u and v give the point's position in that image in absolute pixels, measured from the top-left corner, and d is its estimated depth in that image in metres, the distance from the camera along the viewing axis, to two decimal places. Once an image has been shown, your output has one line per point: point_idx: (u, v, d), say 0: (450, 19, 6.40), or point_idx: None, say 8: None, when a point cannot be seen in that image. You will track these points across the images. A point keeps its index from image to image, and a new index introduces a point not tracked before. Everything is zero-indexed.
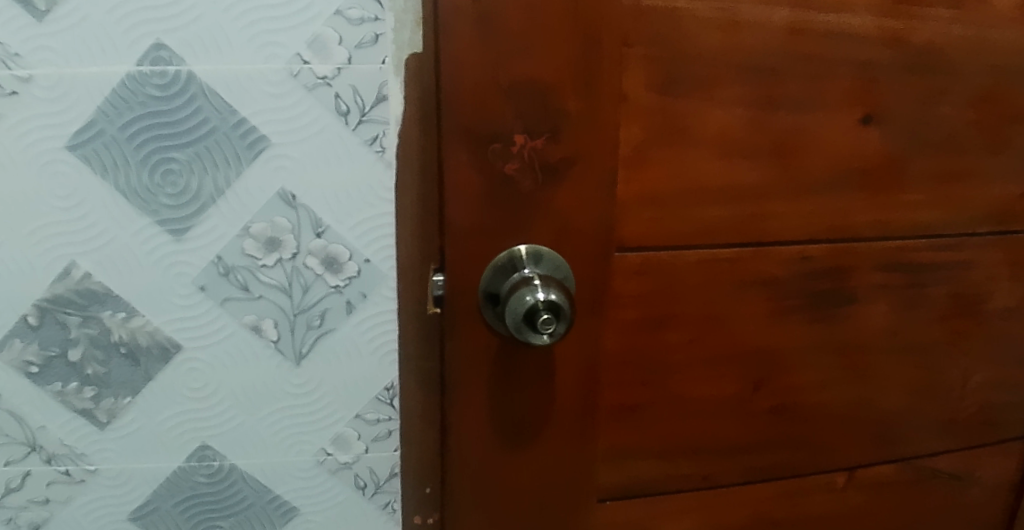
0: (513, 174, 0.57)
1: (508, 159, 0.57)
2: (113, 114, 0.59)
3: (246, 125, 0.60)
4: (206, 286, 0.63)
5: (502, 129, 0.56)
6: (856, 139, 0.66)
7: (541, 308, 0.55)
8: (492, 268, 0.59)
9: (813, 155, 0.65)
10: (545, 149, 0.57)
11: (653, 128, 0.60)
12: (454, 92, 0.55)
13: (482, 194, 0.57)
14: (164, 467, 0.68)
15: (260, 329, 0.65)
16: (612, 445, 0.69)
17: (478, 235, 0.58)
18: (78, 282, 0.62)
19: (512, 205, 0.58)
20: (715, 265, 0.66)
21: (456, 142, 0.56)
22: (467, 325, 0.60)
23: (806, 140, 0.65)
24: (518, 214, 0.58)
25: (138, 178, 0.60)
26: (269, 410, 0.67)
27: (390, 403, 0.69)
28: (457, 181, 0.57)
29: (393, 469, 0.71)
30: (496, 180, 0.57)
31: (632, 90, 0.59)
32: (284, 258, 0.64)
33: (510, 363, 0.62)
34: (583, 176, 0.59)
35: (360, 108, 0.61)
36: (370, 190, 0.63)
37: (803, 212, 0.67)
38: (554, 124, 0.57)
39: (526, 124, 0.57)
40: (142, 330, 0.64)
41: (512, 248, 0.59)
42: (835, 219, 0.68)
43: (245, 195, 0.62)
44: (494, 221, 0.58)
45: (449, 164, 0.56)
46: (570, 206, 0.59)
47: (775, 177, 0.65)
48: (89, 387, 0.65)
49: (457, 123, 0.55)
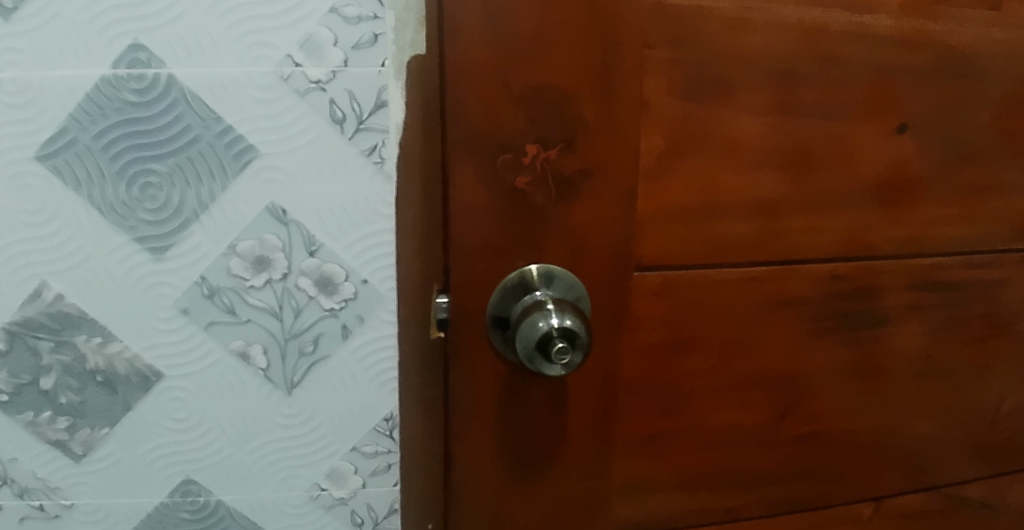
0: (525, 187, 0.52)
1: (518, 171, 0.51)
2: (87, 122, 0.54)
3: (232, 133, 0.55)
4: (188, 309, 0.58)
5: (512, 138, 0.50)
6: (898, 150, 0.60)
7: (555, 336, 0.49)
8: (501, 290, 0.53)
9: (847, 168, 0.59)
10: (559, 159, 0.52)
11: (672, 136, 0.54)
12: (461, 98, 0.49)
13: (489, 209, 0.52)
14: (145, 502, 0.63)
15: (248, 356, 0.60)
16: (628, 479, 0.62)
17: (485, 255, 0.52)
18: (51, 304, 0.57)
19: (523, 221, 0.52)
20: (743, 286, 0.60)
21: (461, 152, 0.50)
22: (474, 353, 0.54)
23: (841, 152, 0.59)
24: (529, 232, 0.53)
25: (114, 191, 0.55)
26: (258, 442, 0.62)
27: (390, 435, 0.64)
28: (462, 196, 0.51)
29: (393, 505, 0.66)
30: (504, 195, 0.51)
31: (650, 95, 0.53)
32: (274, 278, 0.58)
33: (521, 395, 0.56)
34: (600, 189, 0.53)
35: (357, 115, 0.56)
36: (368, 205, 0.58)
37: (833, 228, 0.61)
38: (569, 132, 0.51)
39: (539, 133, 0.51)
40: (120, 356, 0.58)
41: (524, 268, 0.53)
42: (871, 237, 0.62)
43: (232, 210, 0.56)
44: (502, 239, 0.52)
45: (454, 177, 0.51)
46: (584, 221, 0.54)
47: (804, 192, 0.59)
48: (63, 417, 0.59)
49: (463, 133, 0.50)
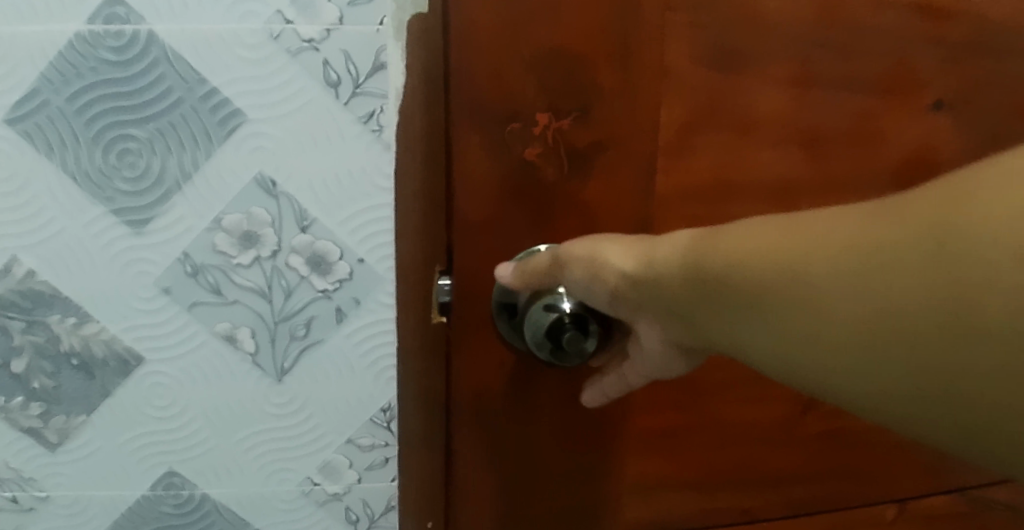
0: (534, 160, 0.42)
1: (528, 142, 0.42)
2: (59, 82, 0.49)
3: (217, 96, 0.50)
4: (171, 288, 0.54)
5: (523, 104, 0.41)
6: (931, 132, 0.45)
7: (567, 322, 0.42)
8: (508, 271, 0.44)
9: (863, 158, 0.45)
10: (573, 132, 0.42)
11: (686, 109, 0.43)
12: (465, 55, 0.40)
13: (498, 185, 0.42)
14: (126, 495, 0.59)
15: (235, 340, 0.56)
16: (640, 477, 0.51)
17: (490, 237, 0.43)
18: (22, 281, 0.52)
19: (532, 201, 0.43)
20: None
21: (459, 120, 0.41)
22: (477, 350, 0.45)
23: (862, 137, 0.45)
24: (540, 214, 0.43)
25: (90, 158, 0.50)
26: (246, 433, 0.58)
27: (388, 427, 0.60)
28: (465, 170, 0.42)
29: (389, 503, 0.63)
30: (512, 170, 0.42)
31: (651, 57, 0.41)
32: (263, 256, 0.54)
33: (529, 401, 0.47)
34: (618, 166, 0.43)
35: (353, 78, 0.51)
36: (365, 176, 0.53)
37: None
38: (584, 98, 0.41)
39: (550, 102, 0.41)
40: (97, 338, 0.54)
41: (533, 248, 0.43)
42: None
43: (217, 181, 0.52)
44: (509, 222, 0.43)
45: (456, 151, 0.41)
46: (601, 202, 0.44)
47: (812, 181, 0.46)
48: (36, 403, 0.55)
49: (461, 98, 0.40)
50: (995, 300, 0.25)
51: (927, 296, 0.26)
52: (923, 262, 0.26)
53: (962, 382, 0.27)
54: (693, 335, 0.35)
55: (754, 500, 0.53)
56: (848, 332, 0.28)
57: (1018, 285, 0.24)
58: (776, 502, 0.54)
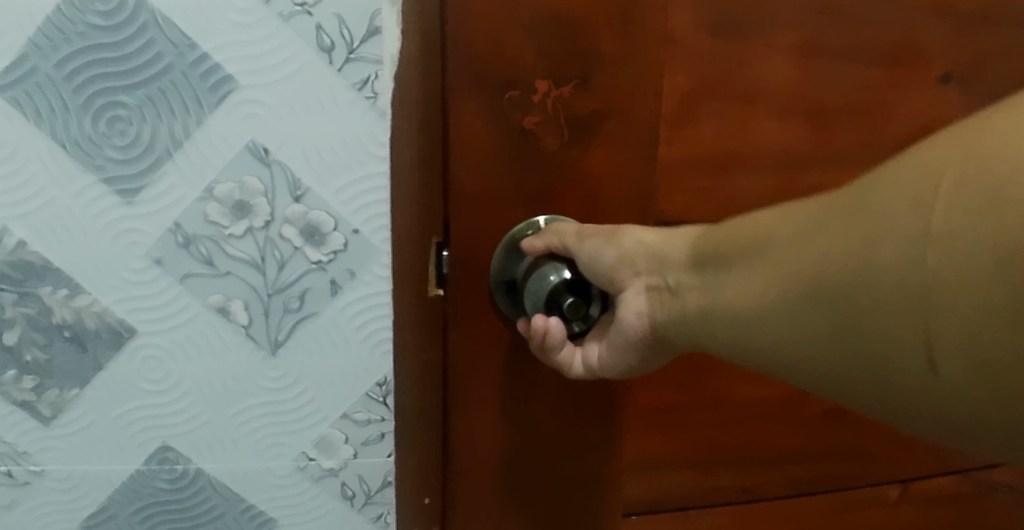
0: (532, 129, 0.38)
1: (527, 109, 0.38)
2: (47, 48, 0.47)
3: (208, 62, 0.49)
4: (162, 259, 0.53)
5: (522, 70, 0.37)
6: (931, 113, 0.44)
7: (567, 292, 0.38)
8: (507, 244, 0.40)
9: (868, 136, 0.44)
10: (574, 99, 0.38)
11: (692, 76, 0.40)
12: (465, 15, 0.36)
13: (496, 156, 0.38)
14: (121, 470, 0.58)
15: (228, 312, 0.55)
16: (641, 453, 0.48)
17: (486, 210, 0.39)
18: (13, 252, 0.51)
19: (528, 173, 0.39)
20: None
21: (453, 83, 0.37)
22: (474, 327, 0.42)
23: (865, 114, 0.43)
24: (538, 185, 0.39)
25: (79, 126, 0.49)
26: (241, 407, 0.57)
27: (384, 402, 0.59)
28: (458, 138, 0.38)
29: (386, 478, 0.62)
30: (508, 138, 0.38)
31: (663, 34, 0.38)
32: (255, 226, 0.53)
33: (529, 378, 0.43)
34: (623, 134, 0.39)
35: (347, 43, 0.50)
36: (359, 144, 0.52)
37: None
38: (585, 66, 0.37)
39: (550, 66, 0.37)
40: (89, 310, 0.53)
41: (530, 220, 0.40)
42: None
43: (208, 149, 0.51)
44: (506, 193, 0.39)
45: (450, 118, 0.37)
46: (603, 178, 0.40)
47: (811, 157, 0.43)
48: (30, 377, 0.54)
49: (457, 61, 0.36)
50: (888, 243, 0.22)
51: (840, 249, 0.24)
52: (835, 220, 0.24)
53: (870, 336, 0.23)
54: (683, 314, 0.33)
55: (760, 478, 0.51)
56: (768, 295, 0.27)
57: (904, 233, 0.22)
58: (783, 482, 0.52)
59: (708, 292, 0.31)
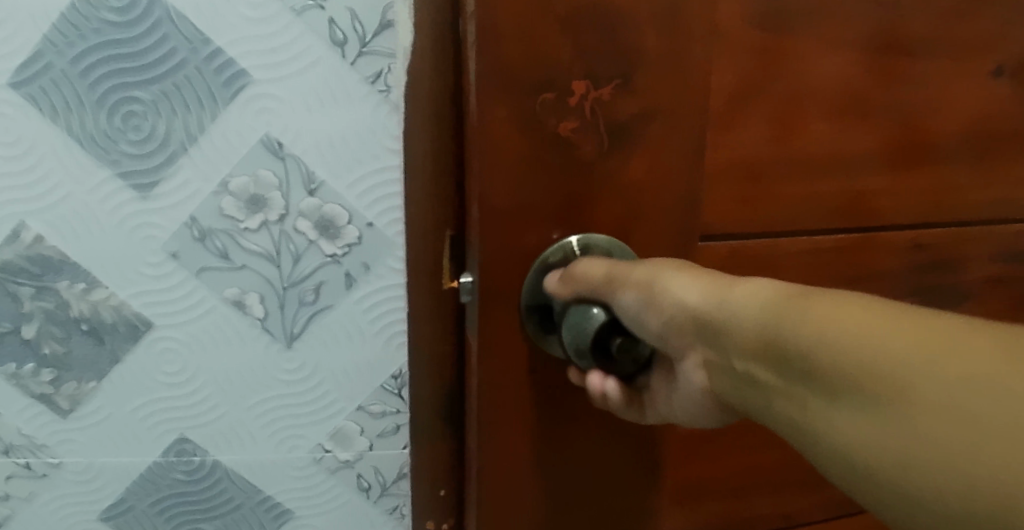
0: (568, 137, 0.34)
1: (563, 114, 0.34)
2: (62, 44, 0.48)
3: (222, 57, 0.49)
4: (178, 253, 0.53)
5: (554, 74, 0.33)
6: (926, 105, 0.40)
7: (613, 326, 0.33)
8: (539, 268, 0.36)
9: (854, 141, 0.39)
10: (615, 102, 0.35)
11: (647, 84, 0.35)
12: (494, 18, 0.32)
13: (527, 163, 0.34)
14: (138, 462, 0.59)
15: (244, 305, 0.55)
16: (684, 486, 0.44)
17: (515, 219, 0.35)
18: (30, 246, 0.51)
19: (565, 188, 0.35)
20: (794, 267, 0.41)
21: (481, 99, 0.33)
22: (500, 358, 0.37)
23: (857, 116, 0.39)
24: (570, 195, 0.35)
25: (95, 122, 0.49)
26: (257, 399, 0.58)
27: (399, 394, 0.60)
28: (490, 147, 0.34)
29: (402, 470, 0.62)
30: (542, 146, 0.34)
31: (708, 26, 0.35)
32: (270, 220, 0.53)
33: (566, 408, 0.38)
34: (658, 140, 0.36)
35: (359, 37, 0.50)
36: (373, 137, 0.52)
37: (824, 199, 0.40)
38: (623, 67, 0.34)
39: (587, 66, 0.33)
40: (107, 303, 0.54)
41: (563, 241, 0.36)
42: (874, 200, 0.41)
43: (223, 145, 0.51)
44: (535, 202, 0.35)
45: (478, 126, 0.33)
46: (643, 184, 0.36)
47: (799, 161, 0.39)
48: (48, 369, 0.55)
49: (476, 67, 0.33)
50: None
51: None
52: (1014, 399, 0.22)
53: None
54: (766, 422, 0.28)
55: (799, 504, 0.48)
56: (884, 449, 0.24)
57: None
58: (820, 505, 0.49)
59: (824, 433, 0.26)
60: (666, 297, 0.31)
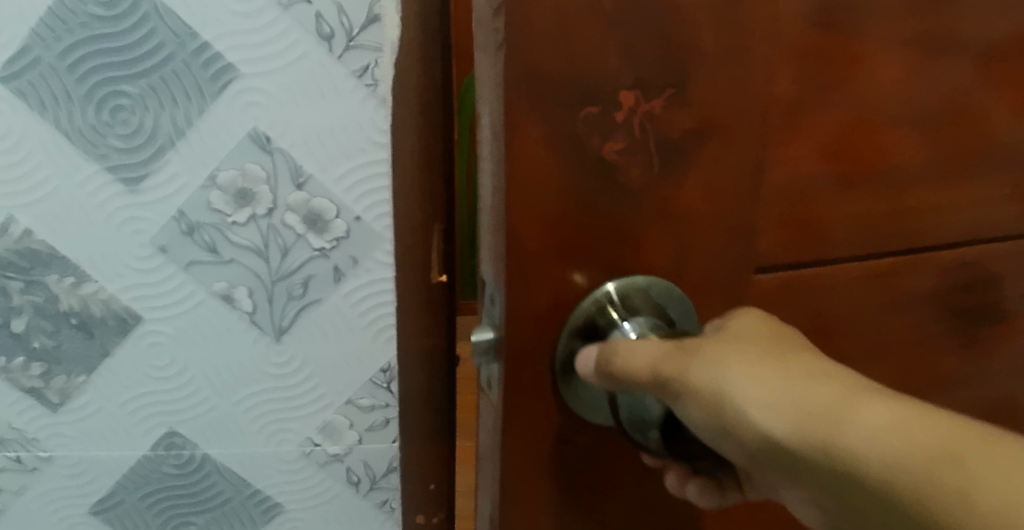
0: (613, 160, 0.30)
1: (607, 133, 0.30)
2: (50, 38, 0.48)
3: (209, 51, 0.49)
4: (167, 247, 0.53)
5: (596, 85, 0.29)
6: (891, 109, 0.34)
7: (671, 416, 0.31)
8: (571, 329, 0.32)
9: (805, 142, 0.33)
10: (664, 117, 0.30)
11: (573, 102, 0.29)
12: (523, 26, 0.27)
13: (559, 190, 0.30)
14: (128, 455, 0.59)
15: (232, 299, 0.55)
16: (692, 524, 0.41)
17: (547, 253, 0.31)
18: (19, 240, 0.52)
19: (606, 215, 0.31)
20: (822, 302, 0.37)
21: (507, 118, 0.28)
22: (523, 418, 0.33)
23: (811, 117, 0.33)
24: (604, 223, 0.31)
25: (83, 116, 0.50)
26: (247, 393, 0.58)
27: (388, 388, 0.60)
28: (519, 175, 0.29)
29: (391, 464, 0.63)
30: (580, 172, 0.30)
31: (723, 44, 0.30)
32: (258, 214, 0.54)
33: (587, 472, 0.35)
34: (704, 165, 0.32)
35: (346, 31, 0.50)
36: (361, 132, 0.52)
37: (794, 233, 0.35)
38: (672, 74, 0.30)
39: (638, 74, 0.29)
40: (95, 298, 0.54)
41: (596, 291, 0.32)
42: (830, 213, 0.35)
43: (211, 139, 0.51)
44: (570, 231, 0.31)
45: (504, 149, 0.29)
46: (695, 209, 0.32)
47: (746, 198, 0.33)
48: (37, 363, 0.55)
49: (493, 80, 0.28)
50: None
51: None
52: None
53: None
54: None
55: None
56: None
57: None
58: None
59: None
60: (750, 426, 0.27)
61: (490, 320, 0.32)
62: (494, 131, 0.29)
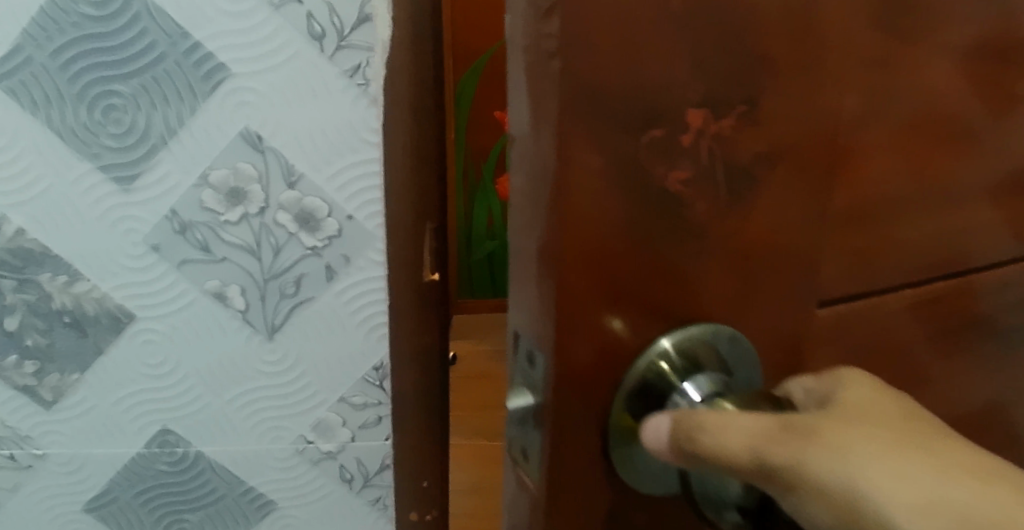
0: (680, 193, 0.24)
1: (672, 159, 0.24)
2: (42, 38, 0.48)
3: (201, 51, 0.49)
4: (159, 245, 0.54)
5: (666, 103, 0.23)
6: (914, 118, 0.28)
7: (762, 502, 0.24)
8: (630, 392, 0.25)
9: (797, 178, 0.26)
10: (735, 138, 0.24)
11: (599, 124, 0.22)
12: (587, 39, 0.21)
13: (611, 229, 0.23)
14: (121, 453, 0.59)
15: (225, 297, 0.56)
16: None
17: (592, 307, 0.24)
18: (11, 239, 0.52)
19: (662, 263, 0.25)
20: (878, 342, 0.31)
21: (562, 151, 0.22)
22: (570, 503, 0.26)
23: (821, 143, 0.26)
24: (657, 267, 0.25)
25: (75, 115, 0.50)
26: (240, 391, 0.58)
27: (380, 386, 0.60)
28: (564, 212, 0.22)
29: (384, 462, 0.63)
30: (636, 203, 0.23)
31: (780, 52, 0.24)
32: (251, 213, 0.54)
33: None
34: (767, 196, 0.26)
35: (337, 31, 0.50)
36: (353, 131, 0.52)
37: (841, 269, 0.28)
38: (749, 88, 0.24)
39: (708, 90, 0.23)
40: (88, 296, 0.54)
41: (654, 345, 0.25)
42: (847, 252, 0.28)
43: (203, 139, 0.51)
44: (620, 280, 0.24)
45: (561, 196, 0.22)
46: (761, 246, 0.27)
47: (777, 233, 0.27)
48: (30, 362, 0.55)
49: (543, 115, 0.22)
50: None
51: None
52: None
53: None
54: None
55: None
56: None
57: None
58: None
59: None
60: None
61: (525, 381, 0.26)
62: (533, 155, 0.23)
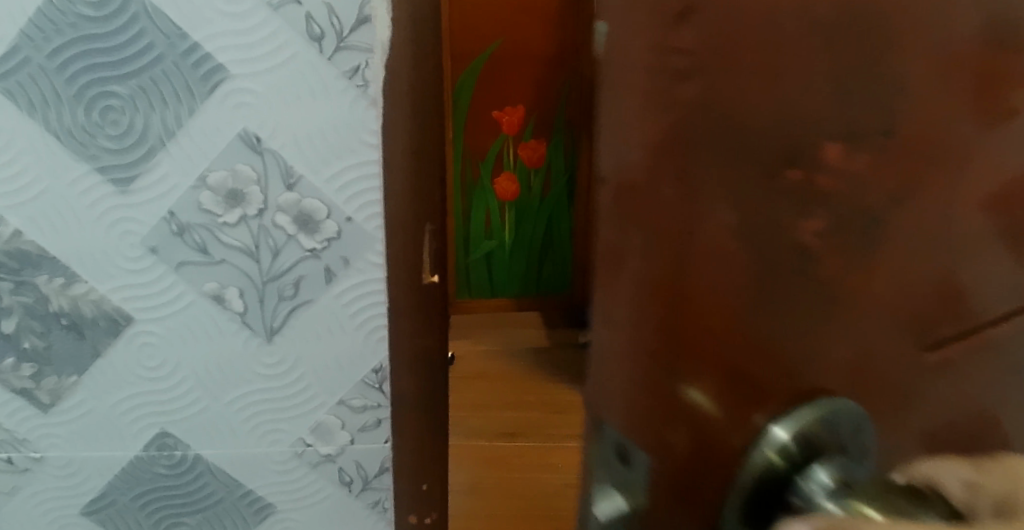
0: (788, 222, 0.25)
1: (781, 188, 0.24)
2: (39, 38, 0.48)
3: (199, 52, 0.49)
4: (157, 248, 0.53)
5: (796, 136, 0.23)
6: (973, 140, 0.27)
7: None
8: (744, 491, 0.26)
9: (888, 196, 0.26)
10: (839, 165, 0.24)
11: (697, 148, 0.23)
12: (717, 63, 0.22)
13: (706, 254, 0.24)
14: (119, 456, 0.59)
15: (223, 300, 0.55)
16: None
17: (682, 330, 0.25)
18: (8, 241, 0.52)
19: (760, 288, 0.25)
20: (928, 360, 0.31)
21: (677, 168, 0.23)
22: None
23: (878, 160, 0.25)
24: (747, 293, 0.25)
25: (73, 116, 0.50)
26: (239, 393, 0.58)
27: (379, 388, 0.59)
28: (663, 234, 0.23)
29: (383, 465, 0.62)
30: (733, 229, 0.24)
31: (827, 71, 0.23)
32: (249, 215, 0.54)
33: None
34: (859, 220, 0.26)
35: (336, 32, 0.49)
36: (352, 133, 0.52)
37: (903, 293, 0.29)
38: (853, 113, 0.24)
39: (848, 119, 0.24)
40: (86, 298, 0.54)
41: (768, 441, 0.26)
42: (901, 272, 0.28)
43: (202, 140, 0.51)
44: (709, 303, 0.25)
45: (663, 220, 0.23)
46: (845, 272, 0.27)
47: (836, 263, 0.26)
48: (27, 364, 0.55)
49: (652, 134, 0.22)
50: None
51: None
52: None
53: None
54: None
55: None
56: None
57: None
58: None
59: None
60: None
61: (614, 484, 0.27)
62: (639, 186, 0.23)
